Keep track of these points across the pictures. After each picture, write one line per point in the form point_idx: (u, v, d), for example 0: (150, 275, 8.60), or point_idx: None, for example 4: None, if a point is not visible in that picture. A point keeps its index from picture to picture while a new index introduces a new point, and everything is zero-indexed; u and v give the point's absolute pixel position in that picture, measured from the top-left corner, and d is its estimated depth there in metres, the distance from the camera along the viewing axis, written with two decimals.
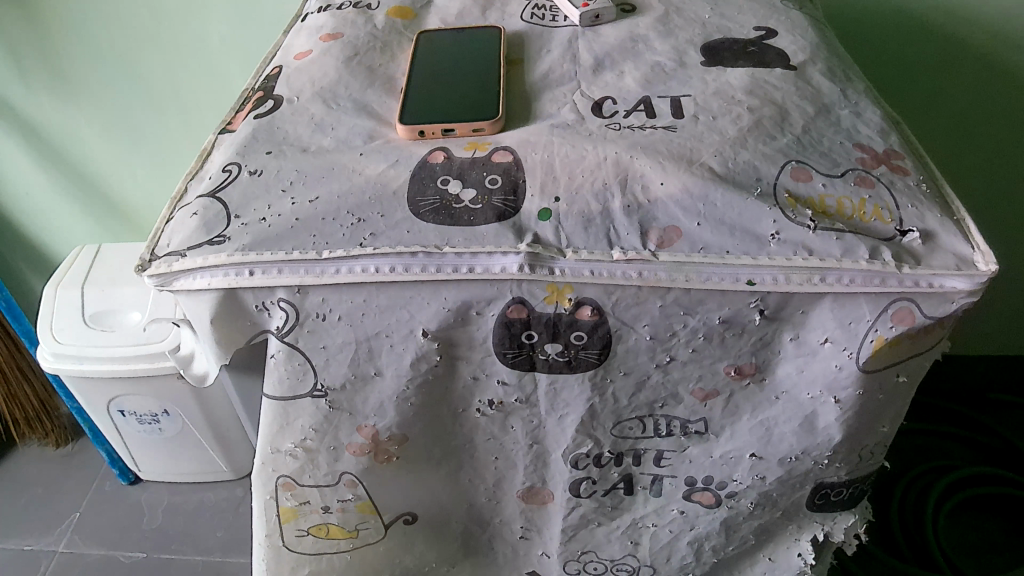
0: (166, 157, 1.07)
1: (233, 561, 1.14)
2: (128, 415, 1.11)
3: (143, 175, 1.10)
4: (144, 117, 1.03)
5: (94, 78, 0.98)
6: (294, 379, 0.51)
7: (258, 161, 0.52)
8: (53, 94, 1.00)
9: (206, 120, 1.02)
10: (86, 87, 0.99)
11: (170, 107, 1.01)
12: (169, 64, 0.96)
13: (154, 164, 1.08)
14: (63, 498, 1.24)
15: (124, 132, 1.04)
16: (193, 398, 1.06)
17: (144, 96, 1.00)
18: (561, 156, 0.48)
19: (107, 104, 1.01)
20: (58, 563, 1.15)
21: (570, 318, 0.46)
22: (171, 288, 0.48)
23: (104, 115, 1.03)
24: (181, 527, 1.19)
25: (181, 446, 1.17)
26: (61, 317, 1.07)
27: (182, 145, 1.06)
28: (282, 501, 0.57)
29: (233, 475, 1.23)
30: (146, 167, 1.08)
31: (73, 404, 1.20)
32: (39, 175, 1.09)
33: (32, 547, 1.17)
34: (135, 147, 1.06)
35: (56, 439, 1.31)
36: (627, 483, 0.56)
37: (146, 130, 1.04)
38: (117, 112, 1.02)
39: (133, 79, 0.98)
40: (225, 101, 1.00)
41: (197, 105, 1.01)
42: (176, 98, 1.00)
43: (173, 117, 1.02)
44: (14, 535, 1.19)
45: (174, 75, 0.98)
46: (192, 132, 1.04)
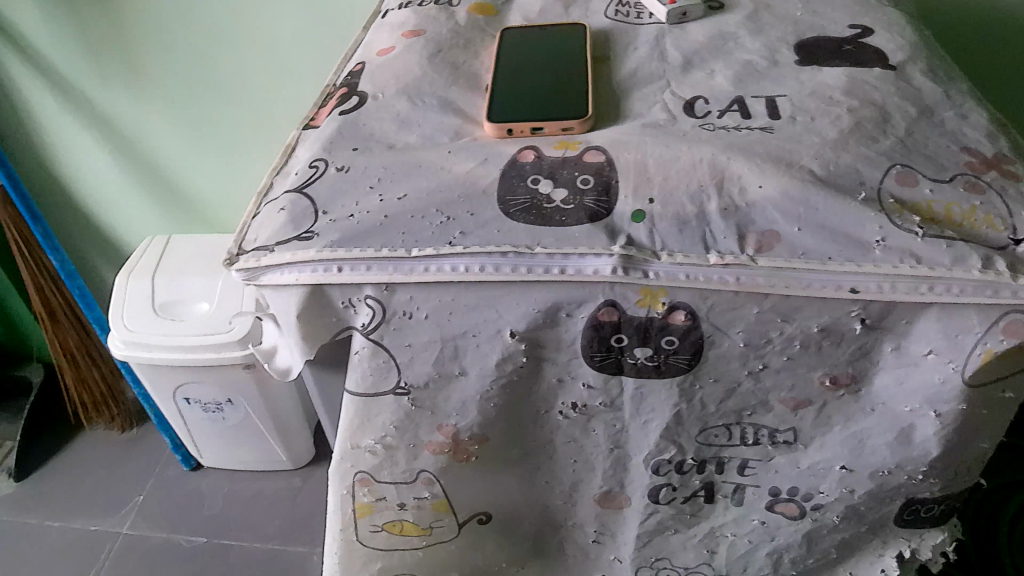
0: (235, 153, 1.09)
1: (289, 550, 1.19)
2: (193, 403, 1.16)
3: (213, 169, 1.12)
4: (222, 119, 1.05)
5: (175, 80, 1.01)
6: (377, 375, 0.51)
7: (344, 157, 0.53)
8: (137, 96, 1.04)
9: (278, 119, 1.04)
10: (161, 83, 1.02)
11: (242, 107, 1.03)
12: (246, 65, 0.98)
13: (228, 163, 1.11)
14: (127, 483, 1.33)
15: (202, 133, 1.07)
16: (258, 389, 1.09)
17: (222, 98, 1.03)
18: (654, 156, 0.47)
19: (186, 105, 1.04)
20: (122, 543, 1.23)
21: (662, 322, 0.45)
22: (258, 282, 0.50)
23: (175, 110, 1.05)
24: (240, 514, 1.25)
25: (243, 435, 1.22)
26: (133, 306, 1.11)
27: (255, 146, 1.08)
28: (358, 496, 0.58)
29: (292, 466, 1.29)
30: (216, 161, 1.11)
31: (141, 390, 1.27)
32: (125, 173, 1.14)
33: (97, 526, 1.26)
34: (211, 147, 1.09)
35: (121, 423, 1.42)
36: (708, 491, 0.55)
37: (216, 126, 1.06)
38: (195, 113, 1.05)
39: (208, 80, 1.01)
40: (294, 99, 1.01)
41: (267, 102, 1.02)
42: (247, 96, 1.02)
43: (247, 118, 1.05)
44: (82, 515, 1.28)
45: (251, 76, 1.00)
46: (265, 133, 1.06)
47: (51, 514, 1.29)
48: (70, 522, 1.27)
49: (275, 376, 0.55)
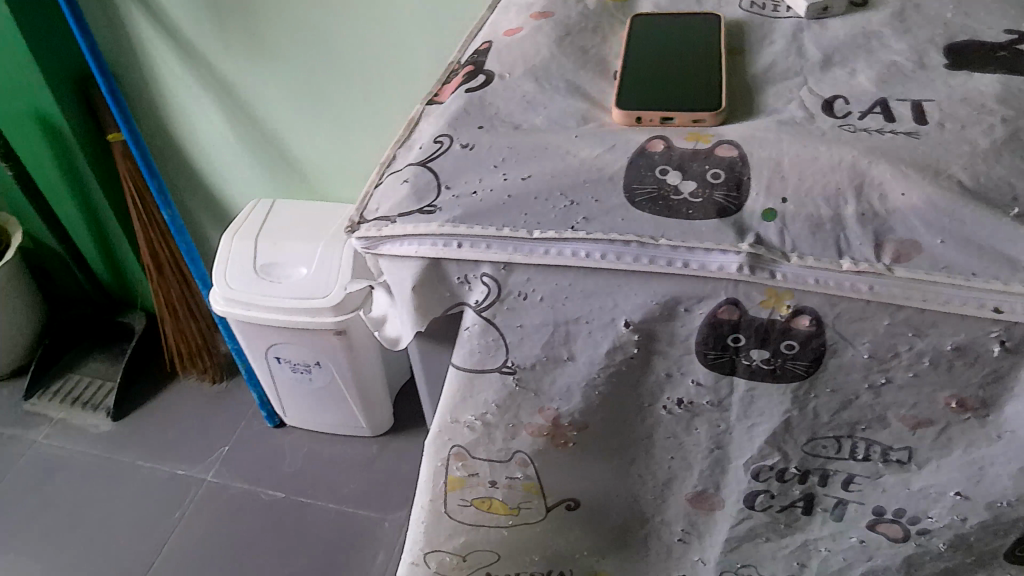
0: (344, 123, 1.12)
1: (362, 513, 1.32)
2: (283, 362, 1.26)
3: (321, 138, 1.15)
4: (339, 96, 1.08)
5: (301, 58, 1.05)
6: (485, 352, 0.51)
7: (470, 135, 0.53)
8: (264, 71, 1.08)
9: (394, 100, 1.06)
10: (278, 51, 1.05)
11: (355, 80, 1.05)
12: (367, 46, 1.00)
13: (337, 134, 1.14)
14: (215, 432, 1.47)
15: (319, 108, 1.11)
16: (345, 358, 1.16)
17: (344, 78, 1.06)
18: (791, 155, 0.46)
19: (309, 83, 1.08)
20: (207, 490, 1.38)
21: (784, 325, 0.44)
22: (376, 251, 0.51)
23: (290, 79, 1.08)
24: (318, 472, 1.38)
25: (326, 399, 1.32)
26: (236, 265, 1.17)
27: (363, 118, 1.10)
28: (450, 470, 0.59)
29: (370, 434, 1.40)
30: (325, 130, 1.14)
31: (234, 346, 1.36)
32: (247, 143, 1.20)
33: (185, 471, 1.41)
34: (327, 122, 1.12)
35: (212, 376, 1.55)
36: (808, 502, 0.54)
37: (327, 98, 1.09)
38: (311, 84, 1.08)
39: (325, 51, 1.03)
40: (406, 75, 1.02)
41: (379, 77, 1.04)
42: (360, 69, 1.04)
43: (365, 98, 1.07)
44: (172, 458, 1.44)
45: (372, 58, 1.02)
46: (381, 113, 1.08)
47: (144, 454, 1.45)
48: (162, 463, 1.43)
49: (384, 344, 0.57)
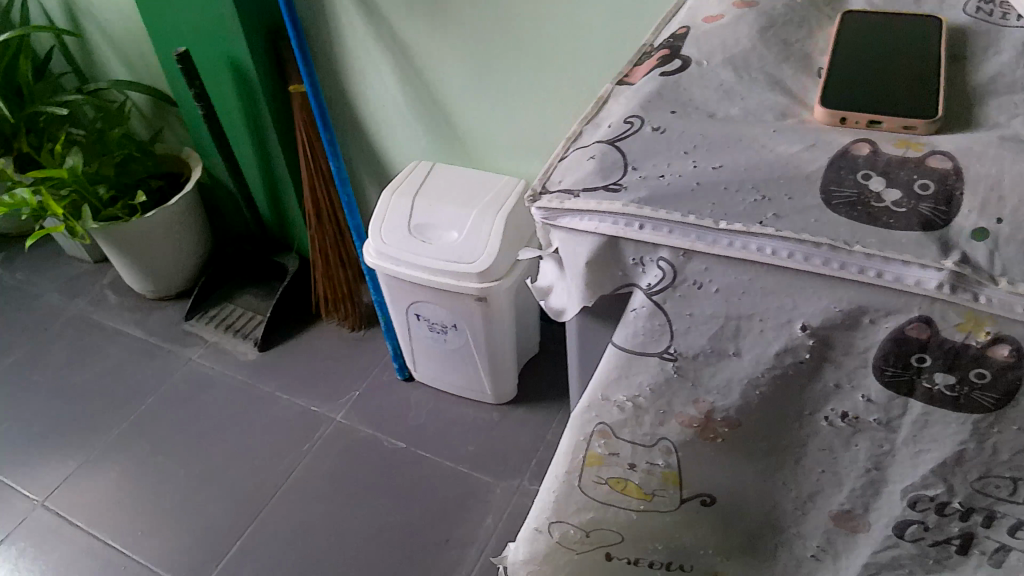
0: (510, 100, 1.16)
1: (476, 476, 1.38)
2: (422, 319, 1.32)
3: (484, 111, 1.21)
4: (510, 74, 1.13)
5: (480, 34, 1.10)
6: (649, 336, 0.51)
7: (662, 118, 0.53)
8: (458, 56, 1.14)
9: (567, 85, 1.09)
10: (459, 25, 1.10)
11: (528, 60, 1.09)
12: (554, 35, 1.04)
13: (501, 109, 1.18)
14: (348, 377, 1.58)
15: (489, 83, 1.16)
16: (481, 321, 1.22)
17: (517, 58, 1.10)
18: (1013, 173, 0.43)
19: (483, 58, 1.12)
20: (334, 429, 1.49)
21: (978, 351, 0.42)
22: (554, 223, 0.52)
23: (465, 52, 1.13)
24: (439, 429, 1.46)
25: (457, 362, 1.39)
26: (391, 222, 1.23)
27: (529, 97, 1.14)
28: (592, 447, 0.59)
29: (492, 400, 1.47)
30: (489, 105, 1.19)
31: (377, 299, 1.44)
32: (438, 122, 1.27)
33: (316, 409, 1.53)
34: (494, 97, 1.17)
35: (352, 323, 1.66)
36: (964, 541, 0.51)
37: (498, 74, 1.14)
38: (484, 60, 1.13)
39: (504, 30, 1.07)
40: (579, 61, 1.05)
41: (552, 61, 1.07)
42: (534, 51, 1.07)
43: (539, 81, 1.11)
44: (306, 393, 1.57)
45: (549, 42, 1.05)
46: (558, 101, 1.11)
47: (282, 386, 1.59)
48: (297, 397, 1.56)
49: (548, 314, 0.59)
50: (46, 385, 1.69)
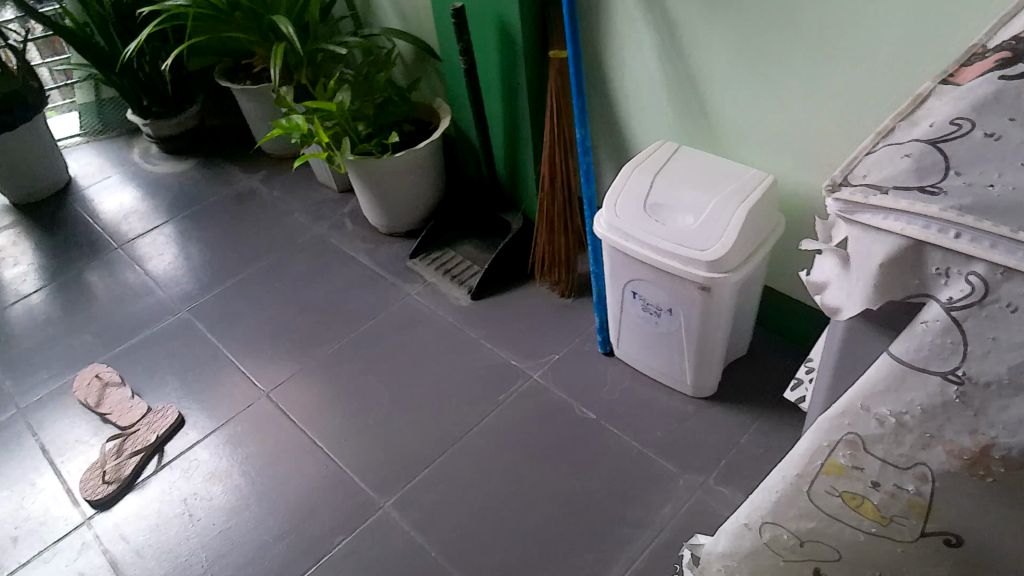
0: (767, 89, 1.22)
1: (661, 462, 1.39)
2: (638, 299, 1.36)
3: (739, 97, 1.26)
4: (775, 62, 1.18)
5: (755, 20, 1.16)
6: (935, 354, 0.56)
7: (997, 125, 0.59)
8: (747, 79, 1.23)
9: (833, 80, 1.13)
10: (736, 9, 1.17)
11: (798, 51, 1.14)
12: (845, 26, 1.06)
13: (756, 96, 1.24)
14: (551, 339, 1.65)
15: (752, 70, 1.22)
16: (700, 305, 1.24)
17: (788, 47, 1.15)
18: None
19: (752, 44, 1.19)
20: (529, 385, 1.57)
21: None
22: (850, 216, 0.64)
23: (735, 37, 1.20)
24: (630, 408, 1.49)
25: (663, 346, 1.41)
26: (628, 196, 1.27)
27: (789, 88, 1.19)
28: (835, 454, 0.65)
29: (690, 393, 1.48)
30: (746, 91, 1.25)
31: (595, 270, 1.49)
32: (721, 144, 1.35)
33: (516, 363, 1.62)
34: (752, 83, 1.23)
35: (562, 290, 1.73)
36: None
37: (763, 62, 1.19)
38: (753, 46, 1.19)
39: (781, 19, 1.13)
40: (851, 57, 1.09)
41: (823, 54, 1.12)
42: (807, 43, 1.12)
43: (805, 73, 1.16)
44: (508, 347, 1.66)
45: (825, 35, 1.09)
46: (820, 94, 1.16)
47: (488, 335, 1.69)
48: (500, 348, 1.66)
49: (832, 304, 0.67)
50: (290, 298, 1.96)
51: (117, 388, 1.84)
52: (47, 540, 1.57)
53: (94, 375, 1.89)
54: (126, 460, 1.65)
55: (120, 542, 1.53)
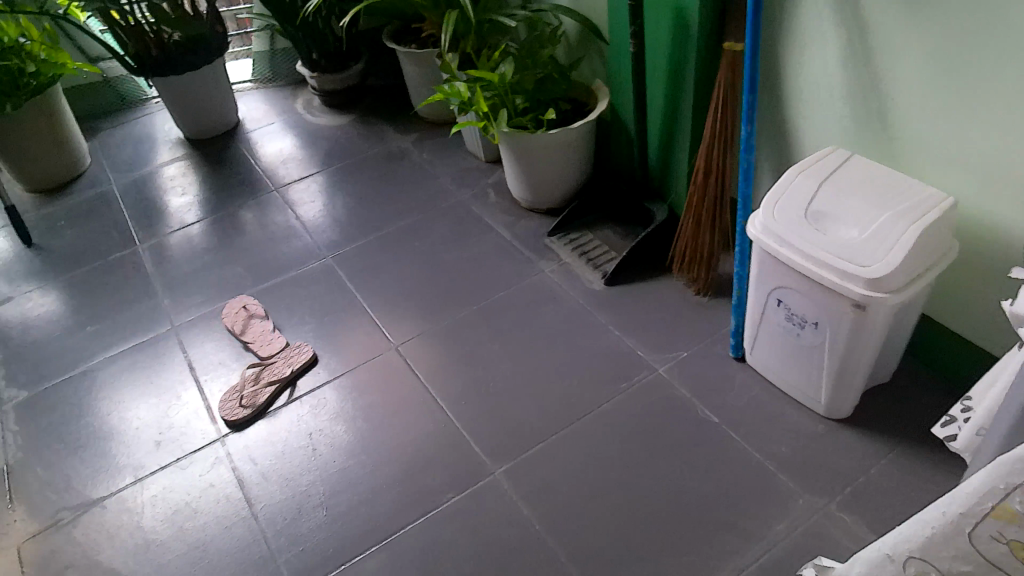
0: (959, 103, 1.15)
1: (782, 478, 1.36)
2: (782, 307, 1.33)
3: (926, 109, 1.20)
4: (974, 75, 1.11)
5: (958, 28, 1.10)
6: None
7: None
8: (941, 92, 1.17)
9: None
10: (938, 15, 1.11)
11: (1003, 65, 1.08)
12: None
13: (945, 110, 1.18)
14: (681, 336, 1.64)
15: (945, 81, 1.15)
16: (852, 321, 1.20)
17: (992, 60, 1.08)
18: None
19: (951, 53, 1.13)
20: (654, 377, 1.58)
21: None
22: None
23: (932, 45, 1.14)
24: (755, 417, 1.46)
25: (800, 359, 1.37)
26: (789, 200, 1.23)
27: (985, 103, 1.12)
28: (1009, 499, 0.66)
29: (821, 411, 1.43)
30: (935, 103, 1.18)
31: (739, 272, 1.46)
32: (904, 165, 1.29)
33: (643, 354, 1.62)
34: (943, 95, 1.17)
35: (699, 288, 1.71)
36: None
37: (960, 73, 1.13)
38: (951, 55, 1.13)
39: (988, 29, 1.07)
40: None
41: None
42: (1014, 57, 1.06)
43: (1007, 90, 1.09)
44: (636, 337, 1.66)
45: None
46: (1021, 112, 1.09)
47: (617, 323, 1.70)
48: (628, 338, 1.67)
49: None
50: (428, 259, 2.03)
51: (261, 320, 1.96)
52: (186, 449, 1.71)
53: (241, 306, 2.02)
54: (262, 388, 1.76)
55: (249, 463, 1.64)
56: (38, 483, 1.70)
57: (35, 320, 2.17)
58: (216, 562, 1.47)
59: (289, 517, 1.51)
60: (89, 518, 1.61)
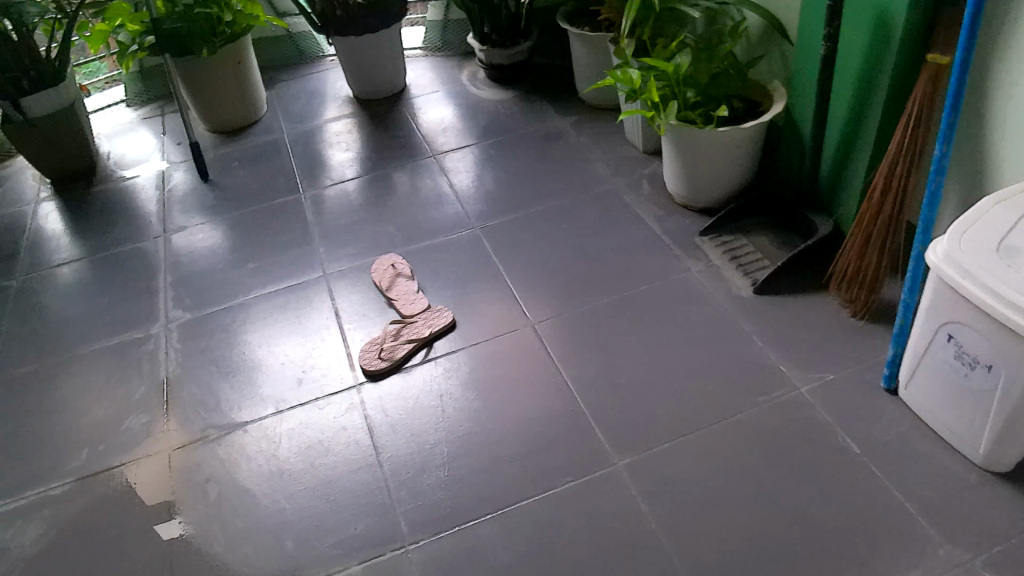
0: None
1: (922, 523, 1.29)
2: (952, 343, 1.24)
3: None
4: None
5: None
6: None
7: None
8: None
9: None
10: None
11: None
12: None
13: None
14: (829, 359, 1.58)
15: None
16: None
17: None
18: None
19: None
20: (794, 396, 1.53)
21: None
22: None
23: None
24: (901, 455, 1.39)
25: (962, 401, 1.28)
26: (981, 231, 1.17)
27: None
28: None
29: (976, 461, 1.34)
30: None
31: (905, 299, 1.37)
32: None
33: (785, 370, 1.58)
34: None
35: (856, 310, 1.63)
36: None
37: None
38: None
39: None
40: None
41: None
42: None
43: None
44: (780, 353, 1.62)
45: None
46: None
47: (762, 334, 1.66)
48: (771, 351, 1.62)
49: None
50: (575, 242, 2.04)
51: (407, 280, 2.04)
52: (325, 390, 1.81)
53: (390, 263, 2.11)
54: (401, 344, 1.84)
55: (380, 413, 1.71)
56: (193, 398, 1.86)
57: (207, 250, 2.36)
58: (341, 500, 1.55)
59: (413, 471, 1.57)
60: (233, 438, 1.73)
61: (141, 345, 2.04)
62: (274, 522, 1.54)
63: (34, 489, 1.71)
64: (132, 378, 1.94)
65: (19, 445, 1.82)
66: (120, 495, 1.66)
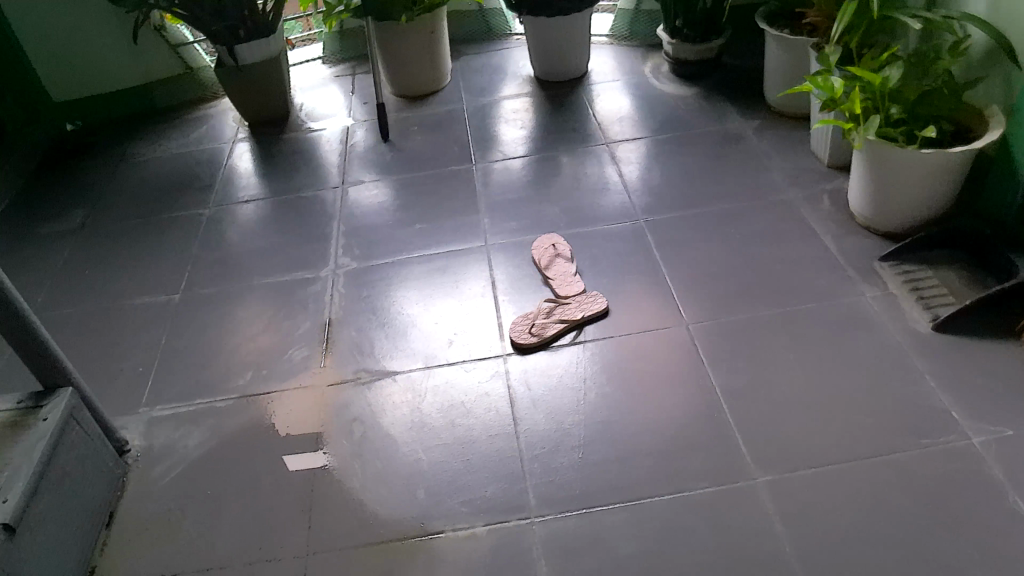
0: None
1: None
2: None
3: None
4: None
5: None
6: None
7: None
8: None
9: None
10: None
11: None
12: None
13: None
14: (1009, 413, 1.47)
15: None
16: None
17: None
18: None
19: None
20: (962, 445, 1.43)
21: None
22: None
23: None
24: None
25: None
26: None
27: None
28: None
29: None
30: None
31: None
32: None
33: (956, 417, 1.48)
34: None
35: None
36: None
37: None
38: None
39: None
40: None
41: None
42: None
43: None
44: (954, 398, 1.51)
45: None
46: None
47: (935, 374, 1.56)
48: (943, 394, 1.52)
49: None
50: (741, 249, 1.98)
51: (565, 261, 2.06)
52: (472, 354, 1.86)
53: (551, 243, 2.14)
54: (552, 323, 1.87)
55: (523, 385, 1.75)
56: (351, 341, 1.97)
57: (379, 205, 2.48)
58: (475, 462, 1.60)
59: (548, 447, 1.60)
60: (382, 385, 1.83)
61: (309, 285, 2.19)
62: (410, 470, 1.62)
63: (204, 398, 1.88)
64: (298, 314, 2.09)
65: (195, 357, 2.00)
66: (277, 418, 1.80)
